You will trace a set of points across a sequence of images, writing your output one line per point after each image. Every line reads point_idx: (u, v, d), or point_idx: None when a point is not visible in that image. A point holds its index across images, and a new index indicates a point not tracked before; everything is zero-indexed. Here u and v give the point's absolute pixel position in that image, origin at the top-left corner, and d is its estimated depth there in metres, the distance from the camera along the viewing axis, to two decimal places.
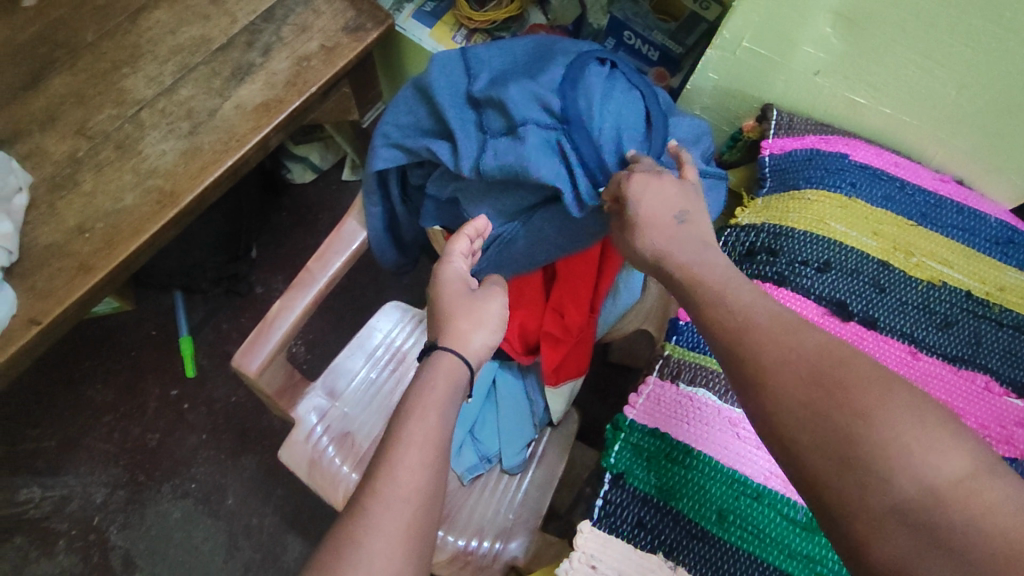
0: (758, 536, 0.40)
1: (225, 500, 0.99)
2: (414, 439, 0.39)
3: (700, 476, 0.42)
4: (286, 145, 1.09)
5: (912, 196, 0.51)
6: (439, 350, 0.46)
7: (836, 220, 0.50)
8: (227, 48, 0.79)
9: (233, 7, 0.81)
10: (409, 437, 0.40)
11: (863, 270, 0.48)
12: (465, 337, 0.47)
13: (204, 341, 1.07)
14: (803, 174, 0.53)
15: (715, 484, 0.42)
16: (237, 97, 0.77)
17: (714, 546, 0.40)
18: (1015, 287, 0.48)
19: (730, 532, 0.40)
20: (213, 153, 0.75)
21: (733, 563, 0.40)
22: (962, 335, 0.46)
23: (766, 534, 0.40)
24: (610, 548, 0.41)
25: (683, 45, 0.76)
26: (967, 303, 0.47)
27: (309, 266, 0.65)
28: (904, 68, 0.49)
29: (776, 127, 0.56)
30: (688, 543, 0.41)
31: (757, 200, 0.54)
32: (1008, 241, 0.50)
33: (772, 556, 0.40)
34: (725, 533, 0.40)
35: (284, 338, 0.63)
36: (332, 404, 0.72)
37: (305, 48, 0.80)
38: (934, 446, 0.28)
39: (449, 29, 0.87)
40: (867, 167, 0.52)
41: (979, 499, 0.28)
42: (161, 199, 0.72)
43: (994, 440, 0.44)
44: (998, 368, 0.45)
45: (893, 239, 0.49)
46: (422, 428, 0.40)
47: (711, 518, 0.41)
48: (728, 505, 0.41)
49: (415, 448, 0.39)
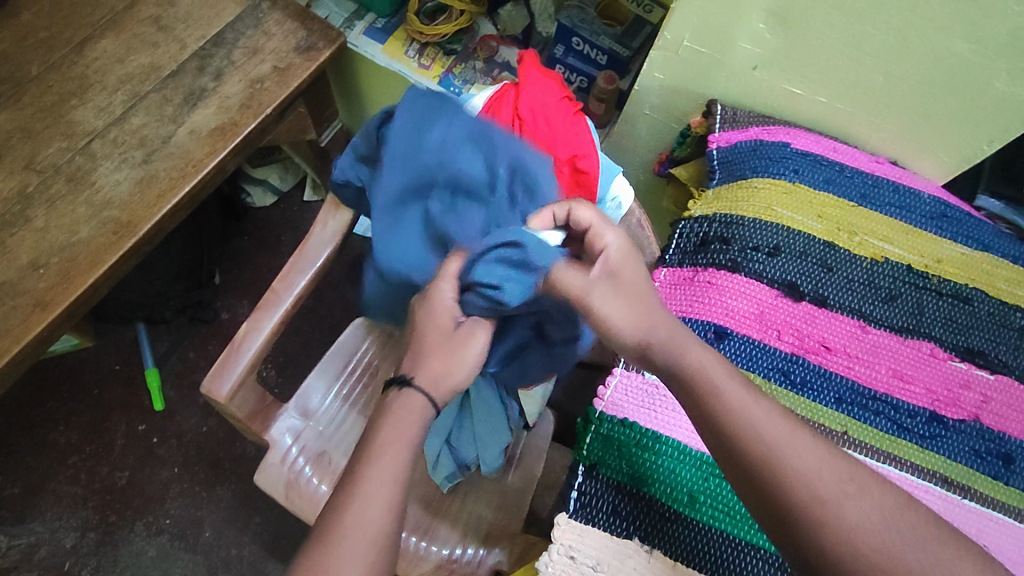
0: (728, 513, 0.42)
1: (202, 534, 0.97)
2: (375, 479, 0.41)
3: (669, 460, 0.43)
4: (244, 168, 1.08)
5: (852, 179, 0.54)
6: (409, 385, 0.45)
7: (782, 206, 0.52)
8: (178, 74, 0.78)
9: (182, 33, 0.80)
10: (369, 477, 0.41)
11: (810, 251, 0.50)
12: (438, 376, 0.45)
13: (171, 372, 1.05)
14: (748, 164, 0.55)
15: (684, 467, 0.43)
16: (191, 122, 0.77)
17: (687, 527, 0.42)
18: (952, 258, 0.51)
19: (701, 512, 0.42)
20: (169, 179, 0.74)
21: (707, 542, 0.41)
22: (906, 307, 0.49)
23: (735, 510, 0.42)
24: (587, 537, 0.42)
25: (630, 48, 0.78)
26: (909, 277, 0.50)
27: (274, 286, 0.64)
28: (834, 59, 0.52)
29: (721, 121, 0.58)
30: (662, 527, 0.42)
31: (707, 191, 0.56)
32: (942, 215, 0.52)
33: (743, 532, 0.41)
34: (697, 513, 0.42)
35: (252, 361, 0.62)
36: (306, 423, 0.72)
37: (258, 70, 0.80)
38: (845, 491, 0.35)
39: (401, 45, 0.89)
40: (808, 154, 0.54)
41: (881, 516, 0.35)
42: (117, 229, 0.71)
43: (941, 403, 0.46)
44: (941, 335, 0.48)
45: (836, 220, 0.51)
46: (384, 468, 0.41)
47: (682, 500, 0.42)
48: (698, 487, 0.42)
49: (375, 489, 0.41)
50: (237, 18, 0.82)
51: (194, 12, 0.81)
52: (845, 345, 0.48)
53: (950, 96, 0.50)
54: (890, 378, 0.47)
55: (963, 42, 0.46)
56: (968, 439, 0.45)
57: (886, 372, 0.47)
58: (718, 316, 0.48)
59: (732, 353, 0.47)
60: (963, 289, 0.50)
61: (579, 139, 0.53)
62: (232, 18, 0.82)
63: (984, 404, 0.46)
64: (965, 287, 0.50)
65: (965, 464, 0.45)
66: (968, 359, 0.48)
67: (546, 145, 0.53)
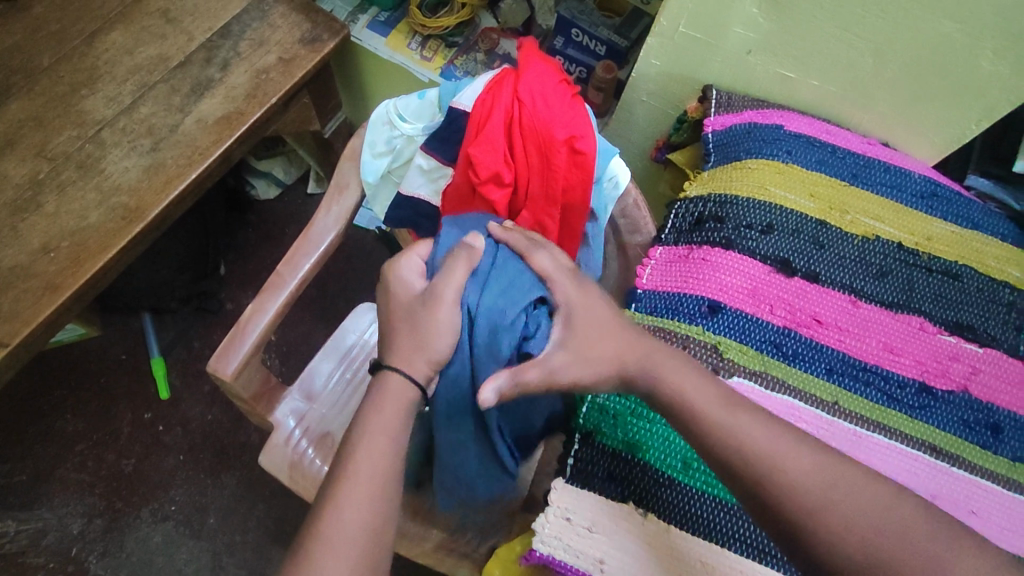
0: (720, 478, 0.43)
1: (207, 520, 0.98)
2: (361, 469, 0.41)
3: (664, 427, 0.44)
4: (249, 161, 1.09)
5: (844, 159, 0.55)
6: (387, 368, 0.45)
7: (776, 185, 0.53)
8: (185, 65, 0.80)
9: (189, 25, 0.82)
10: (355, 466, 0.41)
11: (803, 229, 0.51)
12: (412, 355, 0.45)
13: (177, 361, 1.06)
14: (743, 146, 0.56)
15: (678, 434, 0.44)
16: (198, 111, 0.78)
17: (681, 492, 0.43)
18: (942, 236, 0.52)
19: (695, 478, 0.43)
20: (176, 166, 0.76)
21: (701, 506, 0.42)
22: (897, 283, 0.50)
23: None
24: (582, 500, 0.43)
25: (628, 38, 0.79)
26: (900, 254, 0.51)
27: (278, 270, 0.65)
28: (824, 42, 0.53)
29: (716, 106, 0.59)
30: (657, 491, 0.43)
31: (703, 173, 0.57)
32: (932, 195, 0.53)
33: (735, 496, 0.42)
34: (691, 479, 0.43)
35: (257, 343, 0.63)
36: (310, 406, 0.73)
37: (263, 61, 0.81)
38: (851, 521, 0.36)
39: (403, 38, 0.90)
40: (801, 136, 0.56)
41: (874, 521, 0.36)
42: (126, 214, 0.73)
43: (930, 375, 0.47)
44: (931, 311, 0.49)
45: (829, 199, 0.53)
46: (371, 454, 0.42)
47: (677, 466, 0.43)
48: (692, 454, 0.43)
49: (362, 479, 0.41)
50: (243, 11, 0.83)
51: (201, 5, 0.83)
52: (836, 319, 0.49)
53: (937, 76, 0.52)
54: (880, 351, 0.48)
55: (949, 22, 0.48)
56: (957, 410, 0.46)
57: (876, 345, 0.48)
58: (712, 291, 0.49)
59: (726, 325, 0.48)
60: (952, 266, 0.51)
61: (577, 120, 0.54)
62: (238, 11, 0.83)
63: (973, 376, 0.47)
64: (955, 264, 0.51)
65: (954, 433, 0.45)
66: (957, 333, 0.48)
67: (546, 124, 0.54)
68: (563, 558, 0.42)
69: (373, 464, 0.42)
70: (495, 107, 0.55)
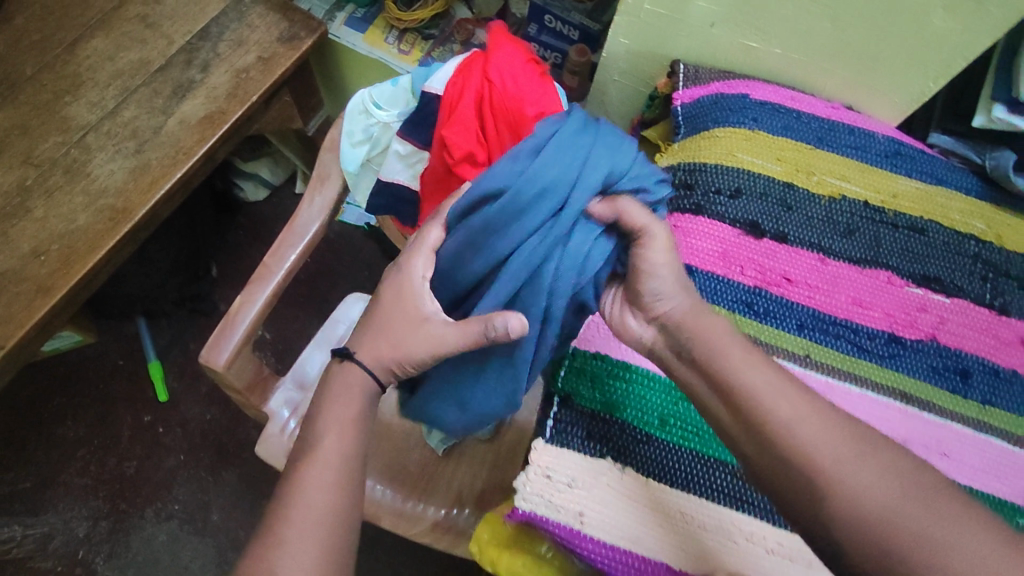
0: (695, 433, 0.45)
1: (210, 517, 0.99)
2: (320, 460, 0.44)
3: (640, 387, 0.46)
4: (234, 163, 1.11)
5: (808, 124, 0.56)
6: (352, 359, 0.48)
7: (742, 151, 0.54)
8: (166, 68, 0.81)
9: (169, 29, 0.83)
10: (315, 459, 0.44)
11: (770, 192, 0.53)
12: (384, 352, 0.48)
13: (173, 364, 1.07)
14: (711, 116, 0.57)
15: (654, 394, 0.46)
16: (180, 112, 0.79)
17: (658, 447, 0.44)
18: (907, 193, 0.53)
19: (671, 433, 0.45)
20: (161, 166, 0.77)
21: (677, 459, 0.44)
22: (864, 239, 0.51)
23: (701, 430, 0.45)
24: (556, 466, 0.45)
25: (599, 21, 0.81)
26: (866, 212, 0.52)
27: (266, 261, 0.65)
28: (784, 11, 0.54)
29: (684, 79, 0.60)
30: (634, 448, 0.45)
31: (674, 145, 0.59)
32: (896, 153, 0.55)
33: (709, 450, 0.44)
34: (667, 434, 0.45)
35: (248, 332, 0.64)
36: (302, 395, 0.75)
37: (243, 60, 0.83)
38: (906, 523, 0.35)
39: (380, 33, 0.92)
40: (766, 103, 0.57)
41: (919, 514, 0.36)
42: (114, 215, 0.74)
43: (899, 325, 0.48)
44: (898, 265, 0.50)
45: (795, 161, 0.54)
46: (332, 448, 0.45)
47: (653, 423, 0.45)
48: (668, 411, 0.45)
49: (321, 469, 0.44)
50: (220, 13, 0.85)
51: (179, 9, 0.84)
52: (805, 277, 0.50)
53: (894, 38, 0.53)
54: (848, 305, 0.49)
55: None
56: (927, 360, 0.47)
57: (844, 299, 0.49)
58: (683, 255, 0.50)
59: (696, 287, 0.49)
60: (918, 221, 0.52)
61: (546, 98, 0.56)
62: (216, 13, 0.85)
63: (941, 325, 0.48)
64: (921, 219, 0.52)
65: (925, 380, 0.47)
66: (925, 285, 0.50)
67: (517, 102, 0.55)
68: (543, 513, 0.43)
69: (332, 454, 0.45)
70: (467, 89, 0.56)
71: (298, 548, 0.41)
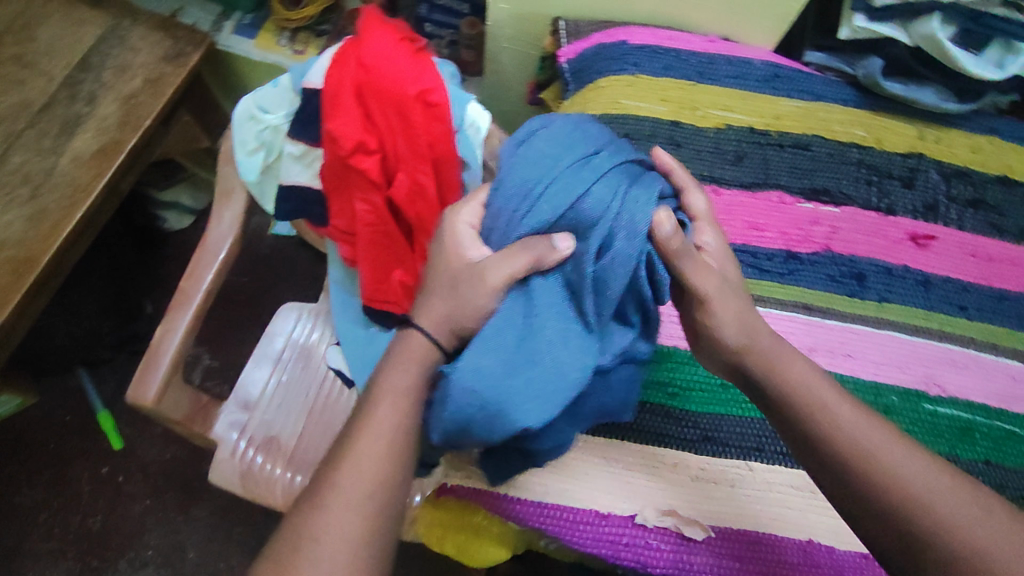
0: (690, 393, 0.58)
1: (186, 556, 0.97)
2: (364, 454, 0.44)
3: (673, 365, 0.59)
4: (150, 192, 1.08)
5: (688, 60, 0.59)
6: (411, 327, 0.50)
7: (629, 95, 0.57)
8: (50, 107, 0.78)
9: (47, 65, 0.80)
10: (360, 453, 0.44)
11: (657, 133, 0.56)
12: (435, 314, 0.49)
13: (124, 411, 1.05)
14: (595, 65, 0.59)
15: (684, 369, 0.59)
16: (72, 150, 0.76)
17: (666, 413, 0.57)
18: (791, 112, 0.59)
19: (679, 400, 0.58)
20: (61, 210, 0.74)
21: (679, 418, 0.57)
22: (753, 163, 0.57)
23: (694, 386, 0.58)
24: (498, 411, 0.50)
25: None
26: (751, 138, 0.58)
27: (182, 285, 0.65)
28: None
29: (567, 35, 0.61)
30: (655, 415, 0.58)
31: (565, 102, 0.61)
32: (776, 76, 0.60)
33: (732, 406, 0.57)
34: (678, 402, 0.58)
35: (175, 358, 0.63)
36: (248, 415, 0.73)
37: (130, 86, 0.80)
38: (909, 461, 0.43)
39: (272, 37, 0.90)
40: (646, 46, 0.58)
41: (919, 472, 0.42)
42: (16, 268, 0.71)
43: (795, 240, 0.55)
44: (789, 183, 0.57)
45: (680, 100, 0.58)
46: (373, 450, 0.44)
47: (666, 393, 0.58)
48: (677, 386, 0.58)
49: (358, 471, 0.43)
50: (99, 40, 0.81)
51: (55, 43, 0.81)
52: None
53: None
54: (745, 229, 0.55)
55: None
56: (821, 265, 0.55)
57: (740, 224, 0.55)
58: None
59: None
60: (802, 138, 0.58)
61: (425, 74, 0.55)
62: (94, 41, 0.81)
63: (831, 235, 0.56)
64: (805, 136, 0.58)
65: (822, 289, 0.55)
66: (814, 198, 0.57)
67: (394, 84, 0.54)
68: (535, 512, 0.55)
69: (372, 447, 0.45)
70: (341, 82, 0.55)
71: (330, 552, 0.41)
